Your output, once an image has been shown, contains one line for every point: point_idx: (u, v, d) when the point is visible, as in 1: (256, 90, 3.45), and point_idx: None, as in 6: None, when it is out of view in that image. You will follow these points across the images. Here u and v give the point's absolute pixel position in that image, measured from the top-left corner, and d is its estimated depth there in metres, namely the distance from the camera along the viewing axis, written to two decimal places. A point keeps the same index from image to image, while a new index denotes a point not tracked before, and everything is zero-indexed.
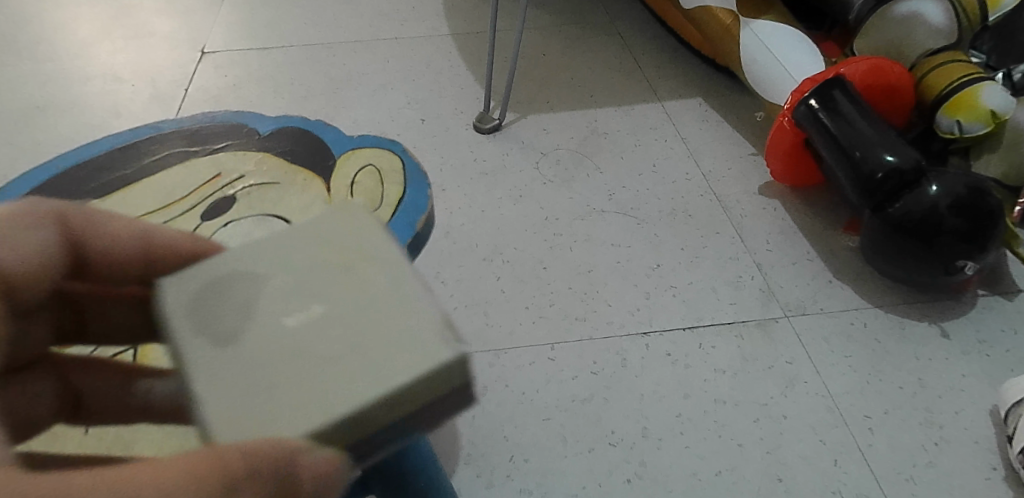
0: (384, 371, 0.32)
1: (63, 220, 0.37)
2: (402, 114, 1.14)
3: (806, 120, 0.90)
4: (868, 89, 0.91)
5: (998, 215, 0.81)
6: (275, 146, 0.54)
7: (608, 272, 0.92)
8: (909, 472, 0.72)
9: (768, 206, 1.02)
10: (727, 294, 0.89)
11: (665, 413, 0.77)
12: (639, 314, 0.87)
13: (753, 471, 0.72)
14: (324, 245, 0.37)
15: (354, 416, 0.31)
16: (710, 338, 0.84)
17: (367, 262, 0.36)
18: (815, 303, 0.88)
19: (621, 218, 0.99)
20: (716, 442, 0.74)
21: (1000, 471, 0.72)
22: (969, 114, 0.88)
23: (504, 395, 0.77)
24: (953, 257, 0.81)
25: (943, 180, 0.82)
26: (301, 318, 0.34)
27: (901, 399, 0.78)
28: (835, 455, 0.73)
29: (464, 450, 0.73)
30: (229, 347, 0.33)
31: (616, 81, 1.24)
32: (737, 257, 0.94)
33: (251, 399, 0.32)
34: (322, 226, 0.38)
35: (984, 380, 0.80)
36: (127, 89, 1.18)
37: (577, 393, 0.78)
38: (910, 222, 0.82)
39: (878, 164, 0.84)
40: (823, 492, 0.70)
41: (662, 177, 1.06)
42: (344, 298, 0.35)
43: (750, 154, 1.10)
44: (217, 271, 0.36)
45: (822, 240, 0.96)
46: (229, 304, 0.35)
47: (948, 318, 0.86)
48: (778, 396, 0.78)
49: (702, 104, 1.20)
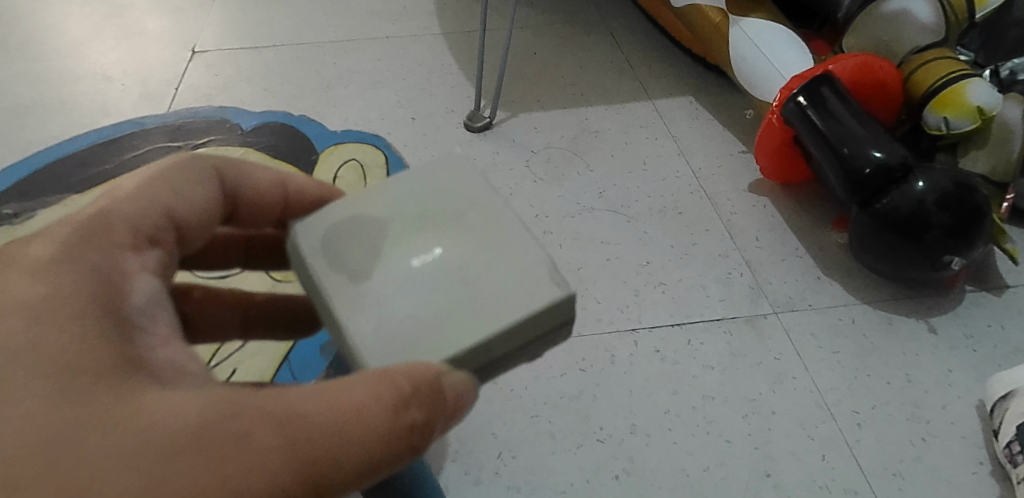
0: (502, 309, 0.39)
1: (218, 171, 0.44)
2: (393, 113, 1.14)
3: (794, 117, 0.90)
4: (856, 86, 0.91)
5: (985, 211, 0.82)
6: None
7: (598, 270, 0.92)
8: (897, 467, 0.72)
9: (758, 203, 1.02)
10: (716, 290, 0.89)
11: (654, 409, 0.77)
12: (628, 310, 0.87)
13: (740, 466, 0.72)
14: (443, 202, 0.44)
15: (477, 345, 0.38)
16: (699, 335, 0.84)
17: (477, 215, 0.43)
18: (803, 299, 0.89)
19: (611, 216, 0.99)
20: (705, 438, 0.74)
21: (987, 466, 0.73)
22: (956, 111, 0.88)
23: (493, 392, 0.77)
24: (940, 253, 0.81)
25: (930, 176, 0.82)
26: (425, 259, 0.41)
27: (889, 395, 0.79)
28: (823, 450, 0.74)
29: (452, 447, 0.73)
30: (373, 279, 0.41)
31: (607, 79, 1.24)
32: (726, 254, 0.94)
33: (394, 321, 0.39)
34: (435, 185, 0.45)
35: (971, 376, 0.80)
36: (117, 88, 1.18)
37: (565, 390, 0.78)
38: (898, 218, 0.82)
39: (866, 160, 0.84)
40: (810, 487, 0.71)
41: (653, 174, 1.06)
42: (458, 247, 0.42)
43: (740, 152, 1.10)
44: (352, 216, 0.43)
45: (811, 237, 0.97)
46: (366, 245, 0.42)
47: (936, 314, 0.87)
48: (766, 392, 0.78)
49: (692, 102, 1.20)
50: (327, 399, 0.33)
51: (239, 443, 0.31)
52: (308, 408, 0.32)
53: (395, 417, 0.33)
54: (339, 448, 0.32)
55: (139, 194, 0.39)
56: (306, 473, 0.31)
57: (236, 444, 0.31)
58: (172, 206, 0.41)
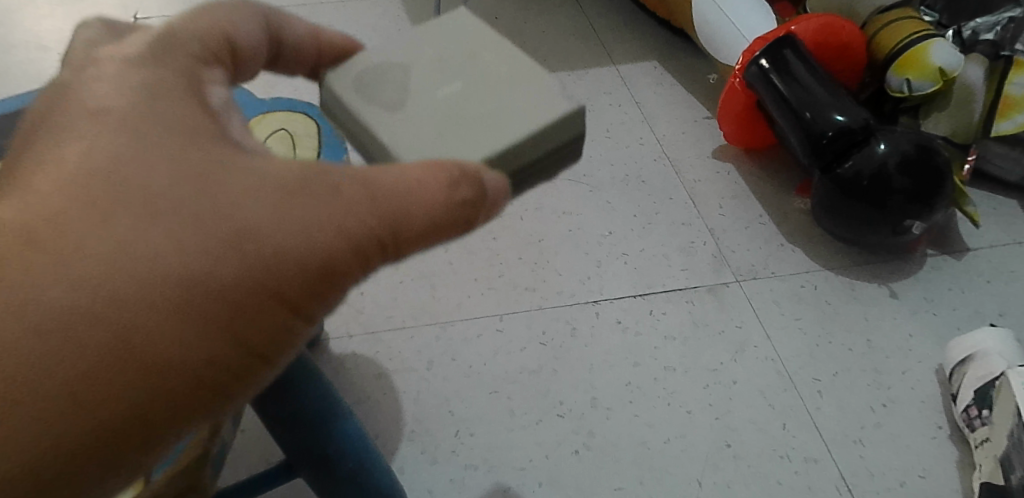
0: (526, 113, 0.36)
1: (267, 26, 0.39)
2: None
3: (756, 81, 0.88)
4: (819, 48, 0.89)
5: (946, 173, 0.81)
6: None
7: (560, 241, 0.89)
8: (857, 434, 0.72)
9: (722, 169, 1.00)
10: (679, 260, 0.88)
11: (615, 382, 0.75)
12: (590, 282, 0.85)
13: (701, 437, 0.71)
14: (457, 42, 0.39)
15: (508, 149, 0.35)
16: (661, 305, 0.83)
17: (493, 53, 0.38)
18: (766, 266, 0.87)
19: (573, 185, 0.97)
20: (666, 410, 0.73)
21: (946, 430, 0.73)
22: (918, 73, 0.87)
23: (451, 370, 0.75)
24: (902, 217, 0.81)
25: (892, 139, 0.81)
26: (451, 90, 0.37)
27: (850, 361, 0.78)
28: (784, 418, 0.73)
29: (408, 427, 0.71)
30: (404, 113, 0.37)
31: (570, 44, 1.21)
32: (689, 222, 0.93)
33: (429, 146, 0.35)
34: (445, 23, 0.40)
35: (931, 340, 0.80)
36: (52, 57, 1.12)
37: (525, 364, 0.76)
38: (860, 181, 0.81)
39: (828, 124, 0.82)
40: (771, 456, 0.70)
41: (616, 142, 1.04)
42: (478, 80, 0.37)
43: (705, 118, 1.08)
44: (373, 60, 0.39)
45: (775, 203, 0.95)
46: (391, 83, 0.38)
47: (897, 279, 0.86)
48: (728, 362, 0.77)
49: (657, 68, 1.17)
50: (394, 172, 0.31)
51: (326, 192, 0.30)
52: (381, 176, 0.30)
53: (449, 191, 0.31)
54: (413, 207, 0.30)
55: (195, 14, 0.36)
56: (392, 225, 0.30)
57: (326, 193, 0.30)
58: (229, 27, 0.36)
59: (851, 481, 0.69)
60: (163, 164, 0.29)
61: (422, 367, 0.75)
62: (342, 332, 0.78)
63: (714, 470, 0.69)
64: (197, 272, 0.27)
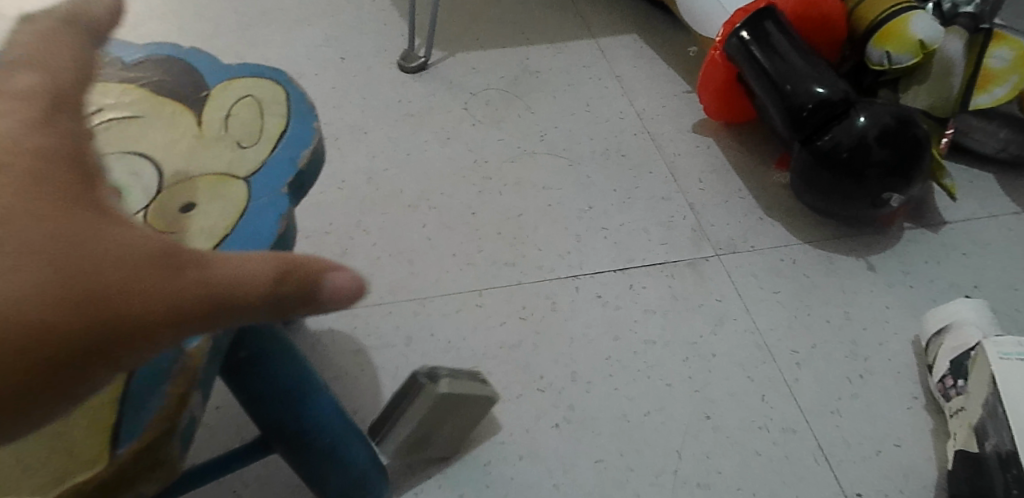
0: None
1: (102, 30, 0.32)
2: (320, 53, 1.06)
3: (737, 53, 0.87)
4: (800, 20, 0.88)
5: (924, 146, 0.81)
6: (142, 77, 0.47)
7: (539, 216, 0.88)
8: (834, 405, 0.73)
9: (702, 143, 1.00)
10: (659, 234, 0.87)
11: (595, 357, 0.75)
12: (570, 257, 0.84)
13: (681, 410, 0.71)
14: None
15: None
16: (641, 279, 0.82)
17: None
18: (745, 240, 0.87)
19: (553, 160, 0.96)
20: (645, 383, 0.73)
21: (921, 401, 0.74)
22: (898, 46, 0.86)
23: (429, 345, 0.74)
24: (880, 189, 0.81)
25: (871, 111, 0.81)
26: None
27: (828, 333, 0.79)
28: (762, 390, 0.73)
29: (386, 403, 0.70)
30: None
31: (549, 17, 1.19)
32: (669, 197, 0.92)
33: None
34: None
35: (907, 312, 0.81)
36: None
37: (504, 339, 0.76)
38: (840, 154, 0.81)
39: (808, 96, 0.82)
40: (750, 427, 0.71)
41: (596, 116, 1.02)
42: None
43: (685, 92, 1.08)
44: None
45: (754, 177, 0.95)
46: None
47: (875, 252, 0.87)
48: (707, 335, 0.78)
49: (636, 41, 1.16)
50: (220, 261, 0.25)
51: (115, 258, 0.23)
52: (191, 257, 0.25)
53: (273, 285, 0.25)
54: (221, 298, 0.24)
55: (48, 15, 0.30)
56: (205, 313, 0.24)
57: (114, 259, 0.23)
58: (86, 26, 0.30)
59: (828, 450, 0.69)
60: (21, 175, 0.23)
61: (400, 343, 0.74)
62: None
63: (693, 442, 0.69)
64: (16, 293, 0.21)
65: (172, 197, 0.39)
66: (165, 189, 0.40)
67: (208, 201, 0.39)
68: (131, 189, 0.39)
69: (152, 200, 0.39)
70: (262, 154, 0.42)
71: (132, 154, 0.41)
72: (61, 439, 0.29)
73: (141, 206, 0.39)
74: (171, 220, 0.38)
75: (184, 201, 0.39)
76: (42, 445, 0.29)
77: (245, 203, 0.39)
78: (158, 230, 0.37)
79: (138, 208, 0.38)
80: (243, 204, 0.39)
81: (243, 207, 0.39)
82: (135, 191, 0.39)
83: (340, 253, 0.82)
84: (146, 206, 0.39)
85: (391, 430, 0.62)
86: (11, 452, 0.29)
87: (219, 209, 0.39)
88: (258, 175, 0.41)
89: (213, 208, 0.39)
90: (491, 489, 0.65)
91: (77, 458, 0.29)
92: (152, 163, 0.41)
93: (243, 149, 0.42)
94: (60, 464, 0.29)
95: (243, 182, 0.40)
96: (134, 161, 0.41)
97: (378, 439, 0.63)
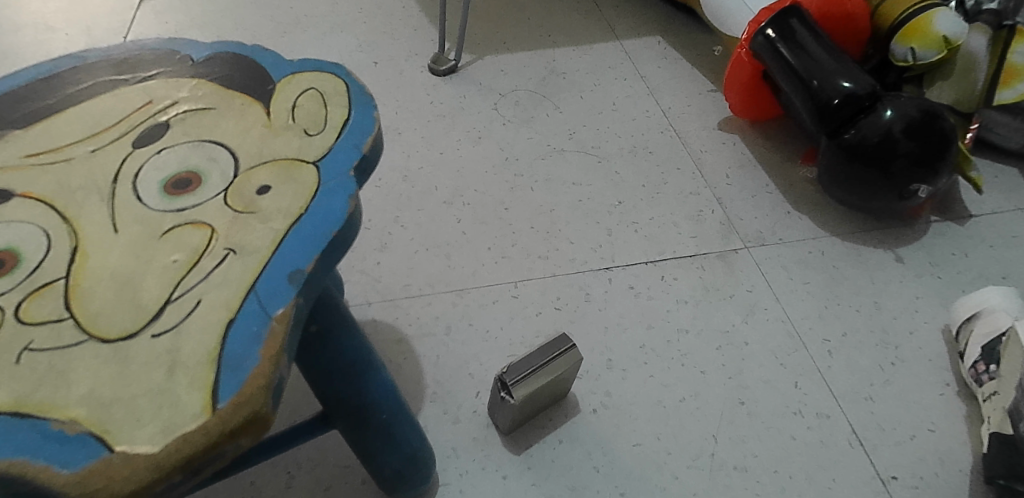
0: None
1: None
2: (354, 57, 1.10)
3: (763, 51, 0.89)
4: (825, 18, 0.90)
5: (951, 138, 0.82)
6: (210, 72, 0.50)
7: (570, 211, 0.90)
8: (867, 391, 0.74)
9: (728, 140, 1.01)
10: (688, 228, 0.89)
11: (630, 346, 0.77)
12: (602, 250, 0.86)
13: (716, 395, 0.73)
14: None
15: None
16: (672, 271, 0.84)
17: None
18: (774, 234, 0.89)
19: (581, 157, 0.98)
20: (681, 370, 0.75)
21: (954, 387, 0.75)
22: (922, 41, 0.88)
23: (469, 334, 0.77)
24: (908, 181, 0.82)
25: (897, 105, 0.83)
26: None
27: (858, 322, 0.80)
28: (795, 377, 0.75)
29: (430, 389, 0.72)
30: None
31: (574, 20, 1.21)
32: (698, 192, 0.94)
33: None
34: None
35: (936, 301, 0.82)
36: (60, 38, 1.12)
37: (541, 328, 0.78)
38: (866, 147, 0.82)
39: (835, 90, 0.83)
40: (784, 412, 0.72)
41: (623, 114, 1.05)
42: None
43: (710, 91, 1.10)
44: None
45: (780, 173, 0.97)
46: None
47: (902, 245, 0.88)
48: (738, 324, 0.79)
49: (660, 43, 1.18)
50: None
51: None
52: None
53: None
54: None
55: None
56: None
57: None
58: None
59: (863, 435, 0.71)
60: None
61: (440, 332, 0.77)
62: (361, 300, 0.79)
63: (729, 426, 0.71)
64: None
65: (245, 184, 0.42)
66: (240, 173, 0.42)
67: (279, 187, 0.42)
68: (209, 175, 0.42)
69: (229, 185, 0.42)
70: (327, 141, 0.45)
71: (206, 143, 0.44)
72: (166, 395, 0.32)
73: (218, 192, 0.41)
74: (246, 205, 0.40)
75: (258, 186, 0.42)
76: (148, 401, 0.32)
77: (316, 184, 0.42)
78: (237, 210, 0.40)
79: (215, 193, 0.41)
80: (315, 184, 0.42)
81: (313, 191, 0.42)
82: (212, 177, 0.42)
83: (379, 247, 0.85)
84: (223, 191, 0.41)
85: (528, 379, 0.65)
86: (122, 404, 0.32)
87: (294, 192, 0.41)
88: (325, 161, 0.43)
89: (286, 192, 0.41)
90: (533, 470, 0.67)
91: (183, 412, 0.31)
92: (227, 150, 0.44)
93: (310, 136, 0.45)
94: (167, 417, 0.31)
95: (311, 167, 0.43)
96: (209, 148, 0.44)
97: (514, 383, 0.64)
